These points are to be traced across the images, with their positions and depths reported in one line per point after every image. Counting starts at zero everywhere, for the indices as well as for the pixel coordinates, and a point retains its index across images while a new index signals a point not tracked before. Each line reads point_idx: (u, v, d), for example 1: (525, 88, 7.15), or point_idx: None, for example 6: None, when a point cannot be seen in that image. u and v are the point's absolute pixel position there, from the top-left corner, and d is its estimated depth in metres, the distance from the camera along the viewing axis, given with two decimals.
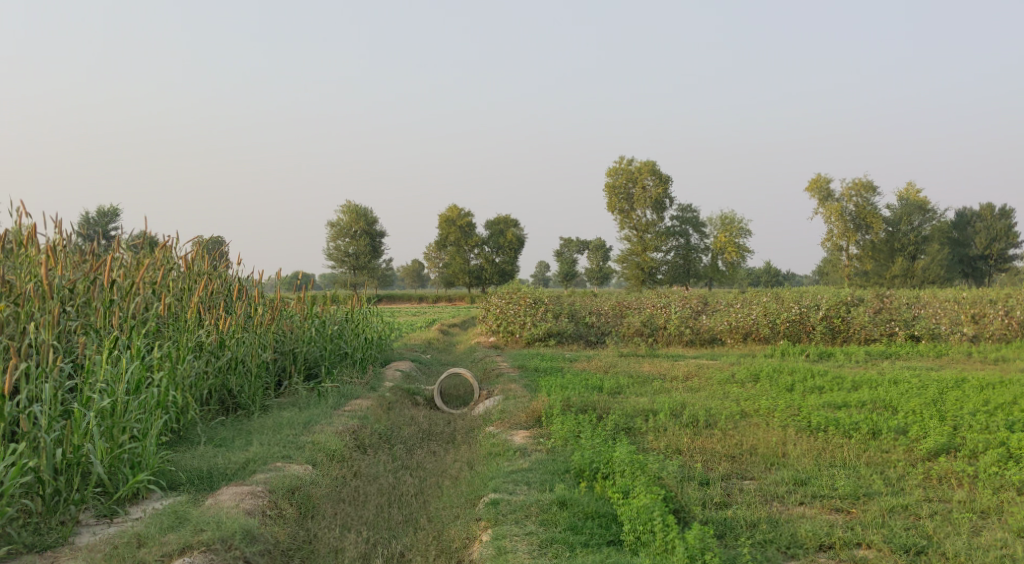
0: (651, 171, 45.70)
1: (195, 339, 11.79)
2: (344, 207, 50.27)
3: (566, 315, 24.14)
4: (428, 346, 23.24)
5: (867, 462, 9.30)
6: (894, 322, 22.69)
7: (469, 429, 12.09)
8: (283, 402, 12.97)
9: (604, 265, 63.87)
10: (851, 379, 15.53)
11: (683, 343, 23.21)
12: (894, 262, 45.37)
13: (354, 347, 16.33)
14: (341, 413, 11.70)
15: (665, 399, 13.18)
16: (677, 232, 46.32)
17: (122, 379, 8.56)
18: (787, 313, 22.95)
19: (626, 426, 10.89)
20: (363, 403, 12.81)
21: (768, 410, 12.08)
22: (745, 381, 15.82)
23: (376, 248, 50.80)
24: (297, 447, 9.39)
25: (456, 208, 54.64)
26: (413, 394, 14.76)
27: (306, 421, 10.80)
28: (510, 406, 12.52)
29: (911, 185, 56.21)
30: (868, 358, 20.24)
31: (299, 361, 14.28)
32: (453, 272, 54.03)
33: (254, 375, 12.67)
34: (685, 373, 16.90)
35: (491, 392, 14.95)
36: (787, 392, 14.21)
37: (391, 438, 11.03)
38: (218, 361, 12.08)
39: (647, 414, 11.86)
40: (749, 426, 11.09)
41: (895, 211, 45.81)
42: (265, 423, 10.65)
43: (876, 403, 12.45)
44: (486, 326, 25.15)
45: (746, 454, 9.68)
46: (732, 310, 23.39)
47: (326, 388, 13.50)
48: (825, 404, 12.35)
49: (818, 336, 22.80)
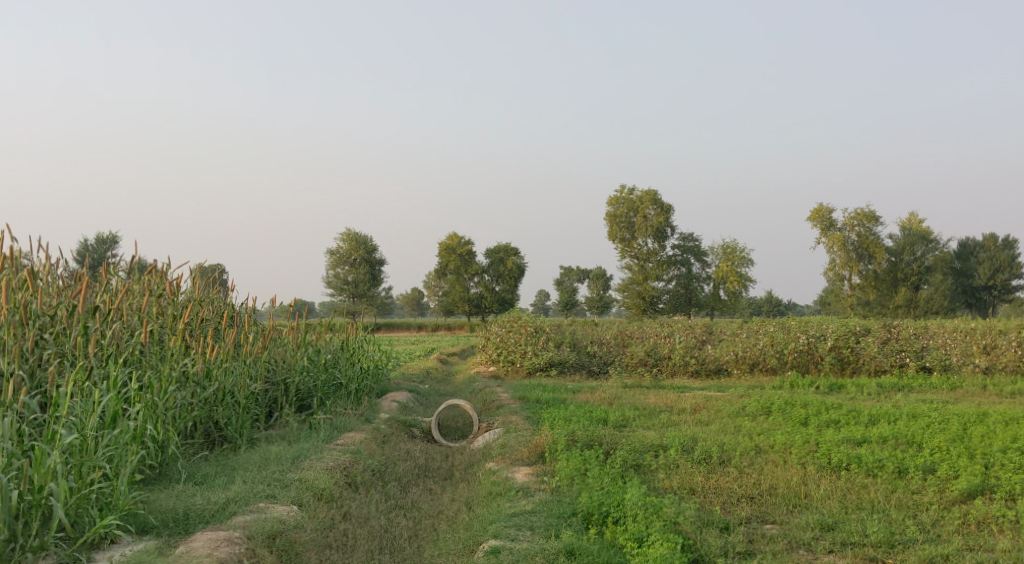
0: (653, 200, 45.22)
1: (179, 369, 11.16)
2: (344, 235, 49.79)
3: (568, 344, 23.50)
4: (425, 376, 22.59)
5: (898, 505, 8.66)
6: (904, 352, 22.05)
7: (468, 465, 11.41)
8: (272, 436, 12.30)
9: (604, 294, 63.27)
10: (866, 412, 14.85)
11: (688, 373, 22.55)
12: (898, 293, 44.77)
13: (351, 376, 15.70)
14: (333, 447, 11.04)
15: (674, 433, 12.51)
16: (679, 261, 45.56)
17: (93, 413, 7.93)
18: (795, 343, 22.31)
19: (635, 462, 10.23)
20: (356, 436, 12.16)
21: (784, 446, 11.41)
22: (756, 414, 15.15)
23: (376, 277, 50.26)
24: (283, 485, 8.74)
25: (456, 236, 54.14)
26: (410, 427, 14.10)
27: (294, 456, 10.14)
28: (512, 440, 11.87)
29: (912, 214, 55.47)
30: (881, 391, 19.55)
31: (291, 392, 13.64)
32: (453, 300, 53.42)
33: (242, 408, 12.01)
34: (693, 405, 16.24)
35: (491, 425, 14.29)
36: (801, 426, 13.55)
37: (385, 476, 10.37)
38: (203, 392, 11.44)
39: (657, 449, 11.20)
40: (766, 463, 10.43)
41: (899, 240, 44.98)
42: (251, 459, 9.99)
43: (898, 439, 11.78)
44: (485, 355, 24.50)
45: (766, 496, 9.04)
46: (738, 340, 22.76)
47: (318, 419, 12.84)
48: (845, 439, 11.69)
49: (827, 367, 22.15)
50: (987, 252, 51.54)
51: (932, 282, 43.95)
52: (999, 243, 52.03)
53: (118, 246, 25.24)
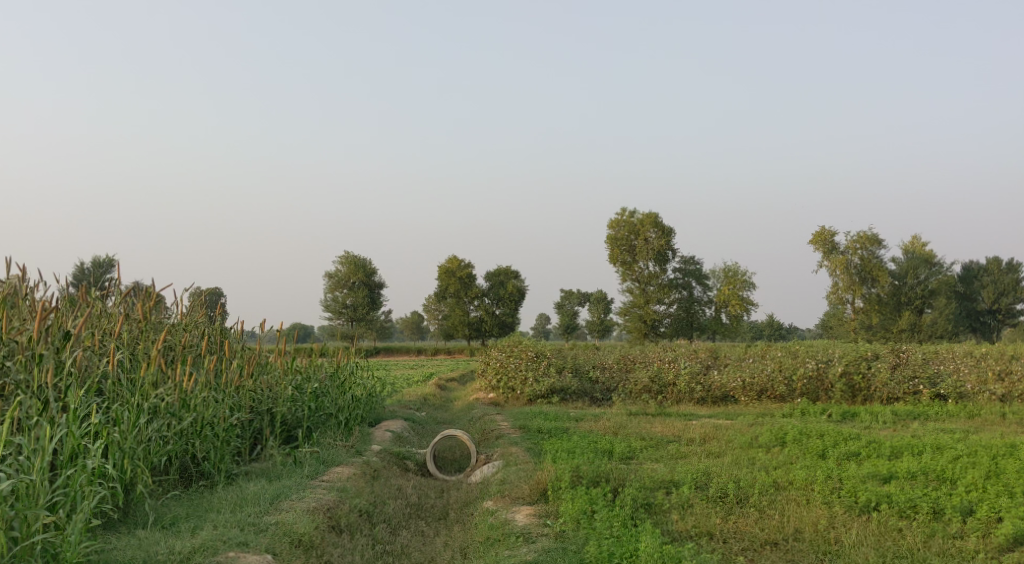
0: (654, 223, 44.49)
1: (150, 402, 10.37)
2: (343, 257, 48.98)
3: (569, 369, 22.58)
4: (422, 402, 21.71)
5: (938, 554, 7.97)
6: (918, 379, 21.16)
7: (463, 503, 10.58)
8: (253, 471, 11.46)
9: (605, 318, 62.45)
10: (887, 443, 13.98)
11: (694, 401, 21.67)
12: (901, 316, 44.22)
13: (341, 406, 14.84)
14: (318, 485, 10.21)
15: (685, 467, 11.63)
16: (681, 284, 44.78)
17: (42, 451, 7.18)
18: (804, 369, 21.44)
19: (645, 500, 9.38)
20: (344, 472, 11.34)
21: (805, 483, 10.53)
22: (769, 446, 14.26)
23: (376, 300, 49.48)
24: (258, 531, 7.93)
25: (456, 258, 53.34)
26: (403, 459, 13.25)
27: (274, 495, 9.31)
28: (512, 475, 11.03)
29: (915, 238, 55.03)
30: (896, 419, 18.68)
31: (277, 422, 12.82)
32: (453, 323, 52.63)
33: (222, 441, 11.18)
34: (702, 435, 15.35)
35: (490, 457, 13.44)
36: (819, 459, 12.69)
37: (373, 517, 9.53)
38: (179, 424, 10.63)
39: (668, 486, 10.33)
40: (788, 502, 9.58)
41: (902, 264, 44.23)
42: (226, 498, 9.17)
43: (927, 475, 10.92)
44: (485, 381, 23.63)
45: (792, 541, 8.29)
46: (745, 365, 21.88)
47: (304, 452, 12.02)
48: (870, 475, 10.81)
49: (837, 395, 21.30)
50: (990, 276, 50.58)
51: (936, 306, 43.50)
52: (1004, 266, 51.16)
53: (110, 268, 24.44)
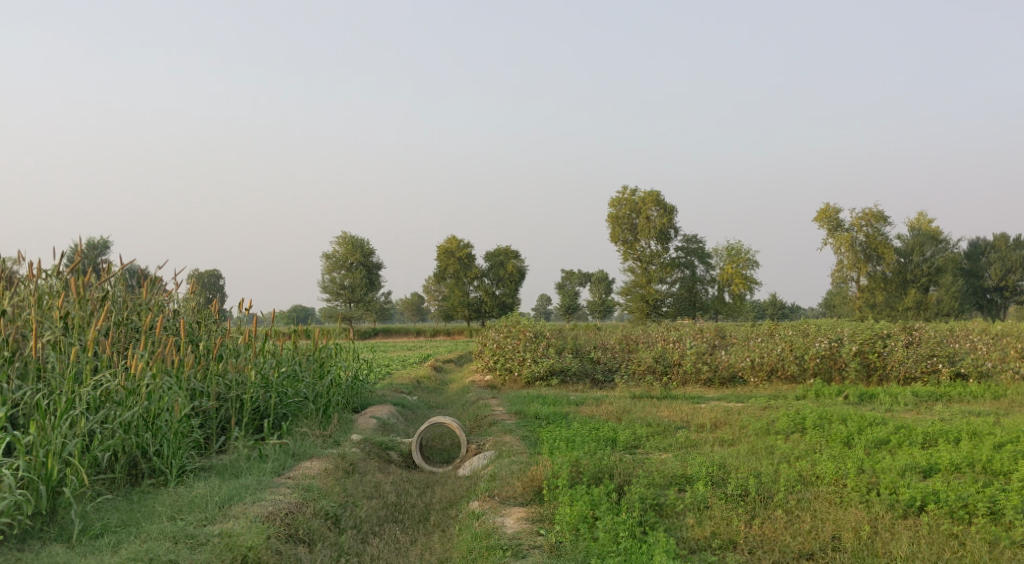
0: (655, 202, 43.16)
1: (86, 391, 9.22)
2: (340, 238, 47.69)
3: (569, 350, 21.31)
4: (414, 386, 20.44)
5: None
6: (936, 357, 19.77)
7: (448, 504, 9.32)
8: (213, 466, 10.27)
9: (606, 298, 61.26)
10: (917, 428, 12.62)
11: (701, 382, 20.39)
12: (907, 294, 42.75)
13: (319, 391, 13.51)
14: (281, 483, 9.02)
15: (698, 458, 10.35)
16: (683, 264, 43.46)
17: None
18: (816, 348, 20.11)
19: (654, 501, 8.13)
20: (313, 468, 10.14)
21: (836, 477, 9.21)
22: (788, 433, 12.98)
23: (375, 281, 48.28)
24: (195, 545, 7.17)
25: (455, 238, 52.05)
26: (386, 450, 12.00)
27: (225, 497, 8.22)
28: (503, 469, 9.72)
29: (921, 215, 53.81)
30: (917, 401, 17.38)
31: (245, 410, 11.56)
32: (452, 304, 51.48)
33: (178, 433, 9.96)
34: (713, 421, 14.05)
35: (481, 447, 12.13)
36: (844, 447, 11.43)
37: (342, 522, 8.38)
38: (123, 415, 9.47)
39: (679, 482, 9.04)
40: (819, 502, 8.31)
41: (907, 241, 42.77)
42: (168, 500, 8.17)
43: (973, 467, 9.64)
44: (482, 363, 22.43)
45: (832, 552, 7.29)
46: (754, 344, 20.59)
47: (271, 444, 10.81)
48: (909, 467, 9.51)
49: (852, 375, 19.98)
50: (997, 253, 49.22)
51: (941, 283, 42.21)
52: (1011, 242, 49.75)
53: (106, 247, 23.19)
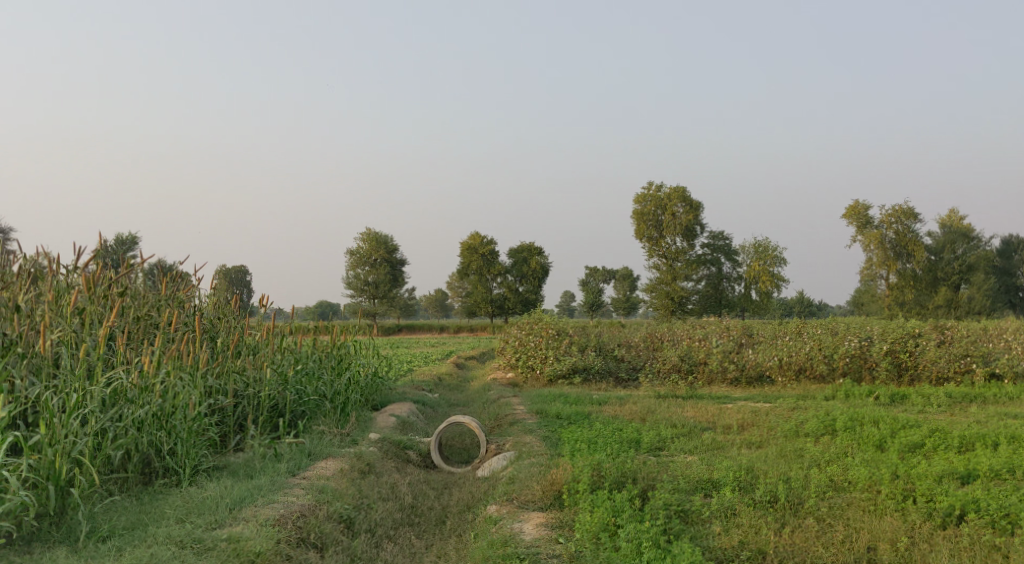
0: (681, 198, 42.67)
1: (98, 388, 9.03)
2: (365, 233, 47.57)
3: (593, 348, 20.98)
4: (436, 383, 20.20)
5: None
6: (970, 356, 19.18)
7: (465, 507, 9.05)
8: (226, 465, 10.05)
9: (631, 295, 60.79)
10: (953, 431, 12.21)
11: (727, 381, 20.00)
12: (937, 292, 42.13)
13: (338, 389, 13.26)
14: (294, 484, 8.77)
15: (725, 461, 10.01)
16: (709, 261, 42.95)
17: None
18: (846, 347, 19.65)
19: (679, 506, 7.82)
20: (329, 468, 9.90)
21: (869, 483, 8.84)
22: (817, 435, 12.59)
23: (399, 277, 48.10)
24: (202, 550, 7.05)
25: (479, 234, 51.82)
26: (405, 449, 11.74)
27: (237, 498, 7.99)
28: (523, 471, 9.44)
29: (952, 212, 52.92)
30: (951, 402, 16.91)
31: (263, 408, 11.34)
32: (475, 300, 51.34)
33: (193, 431, 9.74)
34: (740, 422, 13.68)
35: (501, 448, 11.84)
36: (877, 451, 11.03)
37: (356, 526, 8.13)
38: (137, 412, 9.27)
39: (704, 487, 8.71)
40: (852, 509, 7.95)
41: (938, 237, 42.63)
42: (178, 500, 7.96)
43: (1014, 474, 9.23)
44: (504, 361, 22.17)
45: None
46: (781, 343, 20.17)
47: (287, 443, 10.58)
48: (946, 472, 9.13)
49: (883, 375, 19.50)
50: None
51: (974, 281, 41.78)
52: None
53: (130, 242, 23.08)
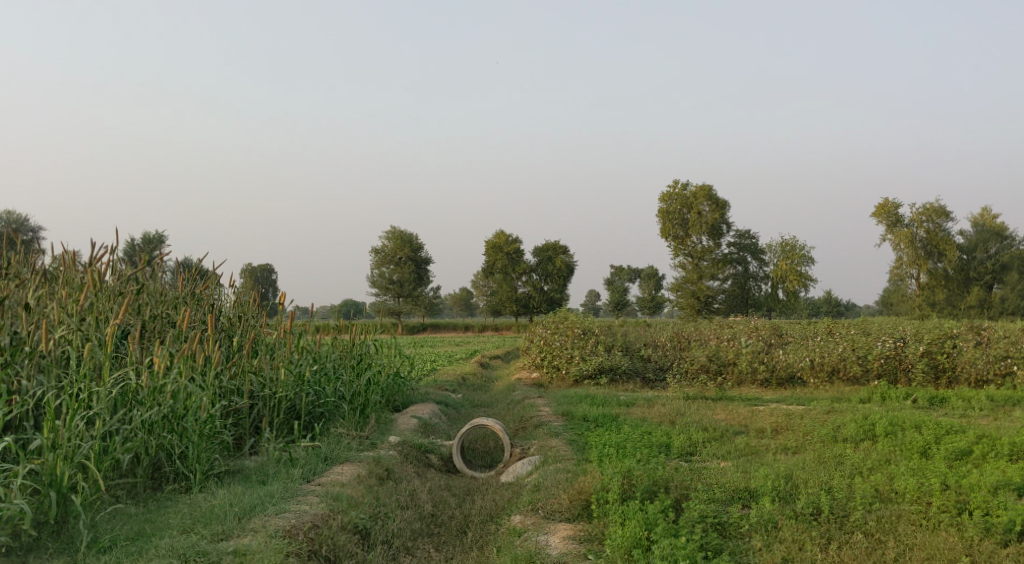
0: (707, 196, 41.92)
1: (107, 389, 8.61)
2: (389, 232, 47.25)
3: (619, 348, 20.46)
4: (459, 383, 19.75)
5: None
6: (1011, 358, 18.45)
7: (488, 516, 8.57)
8: (238, 470, 9.63)
9: (656, 294, 60.07)
10: (1000, 438, 11.57)
11: (757, 382, 19.40)
12: (970, 292, 41.21)
13: (357, 389, 12.81)
14: (306, 491, 8.34)
15: (761, 469, 9.46)
16: (736, 260, 42.22)
17: None
18: (880, 348, 18.99)
19: (715, 519, 7.33)
20: (345, 474, 9.46)
21: (917, 495, 8.27)
22: (856, 440, 12.00)
23: (423, 275, 47.72)
24: None
25: (502, 232, 51.41)
26: (425, 453, 11.28)
27: (247, 507, 7.57)
28: (549, 478, 8.95)
29: (984, 211, 51.88)
30: (993, 406, 16.24)
31: (279, 410, 10.91)
32: (500, 299, 50.94)
33: (204, 433, 9.33)
34: (774, 425, 13.11)
35: (525, 451, 11.35)
36: (921, 458, 10.44)
37: (371, 537, 7.70)
38: (147, 415, 8.85)
39: (741, 496, 8.19)
40: (903, 524, 7.40)
41: (970, 236, 41.62)
42: (184, 508, 7.55)
43: None
44: (529, 361, 21.73)
45: None
46: (813, 343, 19.54)
47: (303, 448, 10.16)
48: (999, 482, 8.55)
49: (919, 376, 18.81)
50: None
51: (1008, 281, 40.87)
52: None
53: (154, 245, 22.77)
